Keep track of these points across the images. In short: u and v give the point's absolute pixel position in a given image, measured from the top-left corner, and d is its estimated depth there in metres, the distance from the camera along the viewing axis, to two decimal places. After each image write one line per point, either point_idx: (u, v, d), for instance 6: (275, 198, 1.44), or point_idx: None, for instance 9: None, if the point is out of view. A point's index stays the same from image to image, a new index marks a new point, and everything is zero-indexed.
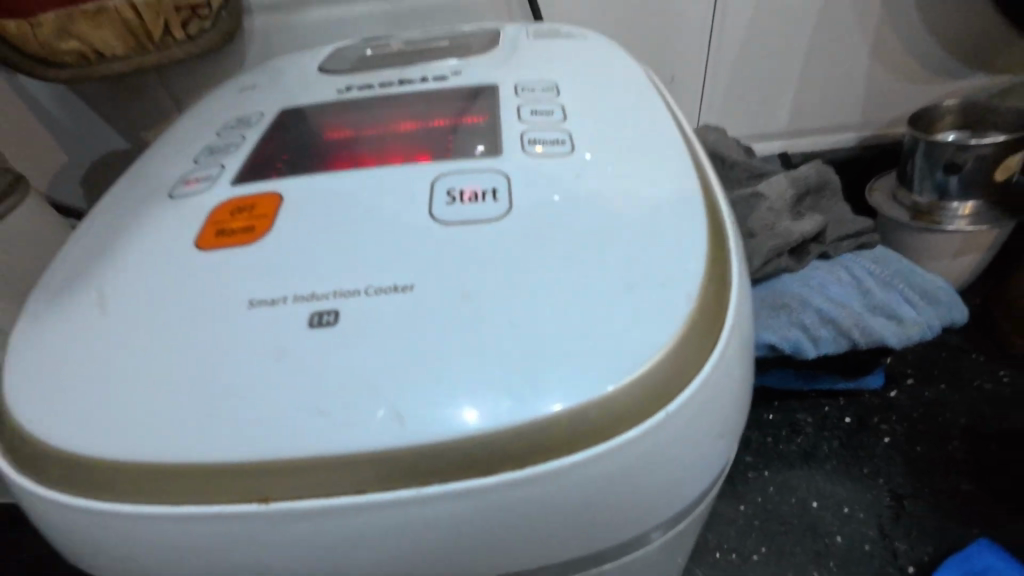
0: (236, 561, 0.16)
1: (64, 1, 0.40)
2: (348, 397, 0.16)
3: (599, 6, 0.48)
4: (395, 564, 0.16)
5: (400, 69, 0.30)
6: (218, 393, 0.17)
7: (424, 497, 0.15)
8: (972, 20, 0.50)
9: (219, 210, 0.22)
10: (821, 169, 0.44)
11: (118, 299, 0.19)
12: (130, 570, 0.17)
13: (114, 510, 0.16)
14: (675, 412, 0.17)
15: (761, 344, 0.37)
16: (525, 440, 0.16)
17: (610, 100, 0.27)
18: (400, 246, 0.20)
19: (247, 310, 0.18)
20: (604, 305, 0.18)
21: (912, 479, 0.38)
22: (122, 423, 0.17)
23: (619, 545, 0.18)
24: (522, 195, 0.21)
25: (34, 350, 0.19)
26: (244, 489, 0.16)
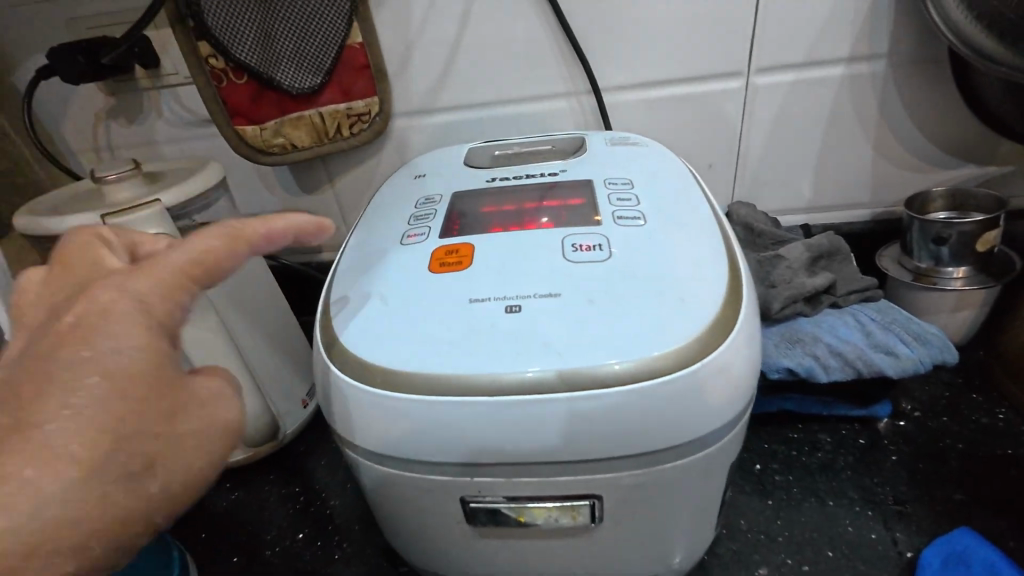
0: (464, 434, 0.30)
1: (281, 113, 0.59)
2: (532, 346, 0.30)
3: (653, 115, 0.64)
4: (553, 443, 0.29)
5: (524, 167, 0.46)
6: (460, 342, 0.31)
7: (573, 399, 0.29)
8: (959, 125, 0.62)
9: (437, 251, 0.37)
10: (833, 238, 0.56)
11: (391, 296, 0.35)
12: (403, 443, 0.31)
13: (404, 402, 0.30)
14: (709, 364, 0.30)
15: (781, 368, 0.48)
16: (629, 371, 0.29)
17: (668, 189, 0.41)
18: (546, 274, 0.34)
19: (469, 302, 0.33)
20: (670, 306, 0.32)
21: (914, 488, 0.47)
22: (408, 357, 0.31)
23: (676, 447, 0.30)
24: (617, 248, 0.35)
25: (343, 324, 0.34)
26: (474, 393, 0.29)
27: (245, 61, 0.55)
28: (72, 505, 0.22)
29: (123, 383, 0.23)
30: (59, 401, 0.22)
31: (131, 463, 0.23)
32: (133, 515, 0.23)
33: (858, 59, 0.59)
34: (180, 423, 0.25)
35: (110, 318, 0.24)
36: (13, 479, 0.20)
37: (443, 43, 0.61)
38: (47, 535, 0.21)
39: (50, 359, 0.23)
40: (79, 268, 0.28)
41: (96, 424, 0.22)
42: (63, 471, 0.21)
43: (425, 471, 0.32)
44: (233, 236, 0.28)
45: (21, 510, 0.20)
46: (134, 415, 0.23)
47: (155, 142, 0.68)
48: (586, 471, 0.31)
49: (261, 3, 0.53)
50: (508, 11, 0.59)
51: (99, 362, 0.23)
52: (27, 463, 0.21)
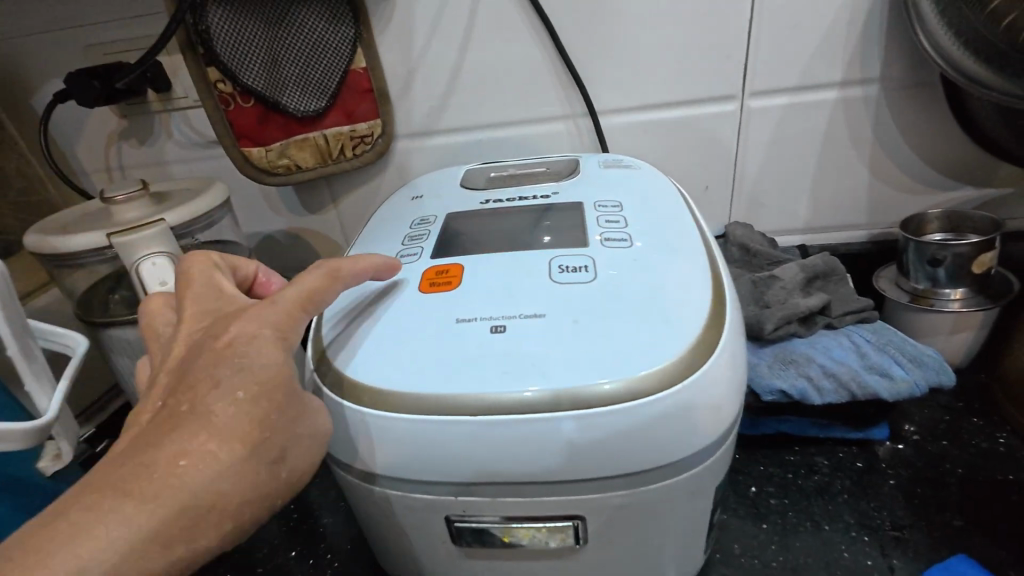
0: (449, 452, 0.30)
1: (285, 135, 0.61)
2: (516, 366, 0.31)
3: (649, 138, 0.65)
4: (536, 463, 0.30)
5: (517, 189, 0.47)
6: (446, 361, 0.32)
7: (556, 419, 0.29)
8: (954, 147, 0.62)
9: (427, 272, 0.38)
10: (828, 259, 0.56)
11: (381, 316, 0.36)
12: (391, 460, 0.31)
13: (391, 420, 0.31)
14: (690, 385, 0.30)
15: (774, 390, 0.48)
16: (610, 392, 0.30)
17: (657, 211, 0.42)
18: (532, 295, 0.35)
19: (456, 322, 0.34)
20: (653, 327, 0.32)
21: (912, 513, 0.46)
22: (395, 376, 0.32)
23: (660, 468, 0.31)
24: (602, 270, 0.36)
25: (345, 360, 0.34)
26: (458, 412, 0.30)
27: (252, 86, 0.57)
28: (219, 487, 0.26)
29: (269, 389, 0.28)
30: (224, 394, 0.27)
31: (269, 453, 0.28)
32: (265, 496, 0.28)
33: (851, 84, 0.60)
34: (303, 423, 0.30)
35: (255, 334, 0.29)
36: (198, 453, 0.26)
37: (444, 68, 0.62)
38: (212, 505, 0.26)
39: (212, 362, 0.28)
40: (205, 292, 0.33)
41: (253, 416, 0.27)
42: (231, 453, 0.26)
43: (410, 488, 0.32)
44: (335, 275, 0.34)
45: (202, 480, 0.25)
46: (276, 414, 0.28)
47: (165, 163, 0.71)
48: (569, 491, 0.31)
49: (268, 31, 0.55)
50: (507, 38, 0.60)
51: (251, 368, 0.28)
52: (207, 441, 0.26)
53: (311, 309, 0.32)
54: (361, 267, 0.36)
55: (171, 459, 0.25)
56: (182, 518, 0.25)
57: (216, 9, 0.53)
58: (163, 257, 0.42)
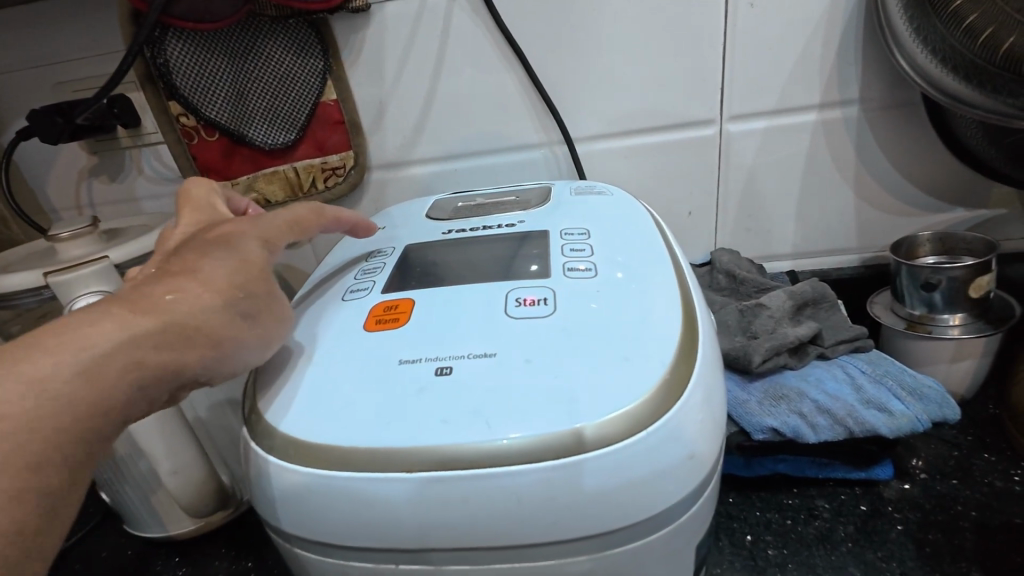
0: (391, 511, 0.27)
1: (254, 168, 0.59)
2: (461, 418, 0.28)
3: (629, 165, 0.63)
4: (488, 521, 0.27)
5: (482, 219, 0.45)
6: (387, 408, 0.29)
7: (505, 472, 0.26)
8: (943, 168, 0.61)
9: (377, 308, 0.36)
10: (817, 285, 0.54)
11: (321, 358, 0.33)
12: (328, 520, 0.28)
13: (325, 474, 0.28)
14: (656, 430, 0.27)
15: (765, 428, 0.44)
16: (560, 444, 0.27)
17: (624, 238, 0.40)
18: (485, 332, 0.32)
19: (400, 364, 0.31)
20: (615, 368, 0.29)
21: (923, 563, 0.42)
22: (334, 425, 0.29)
23: (631, 526, 0.27)
24: (562, 303, 0.34)
25: (283, 397, 0.32)
26: (395, 467, 0.27)
27: (215, 119, 0.55)
28: (205, 321, 0.28)
29: (252, 263, 0.32)
30: (215, 259, 0.30)
31: (247, 310, 0.30)
32: (238, 348, 0.30)
33: (830, 105, 0.58)
34: (277, 300, 0.32)
35: (245, 227, 0.33)
36: (185, 292, 0.28)
37: (416, 98, 0.61)
38: (196, 333, 0.28)
39: (203, 241, 0.32)
40: (202, 206, 0.36)
41: (237, 278, 0.30)
42: (216, 300, 0.29)
43: (350, 558, 0.29)
44: (320, 213, 0.39)
45: (186, 311, 0.28)
46: (255, 283, 0.31)
47: (136, 200, 0.69)
48: (530, 557, 0.28)
49: (232, 64, 0.54)
50: (479, 66, 0.59)
51: (240, 247, 0.32)
52: (196, 287, 0.29)
53: (297, 230, 0.36)
54: (339, 217, 0.41)
55: (160, 292, 0.28)
56: (164, 335, 0.27)
57: (175, 42, 0.52)
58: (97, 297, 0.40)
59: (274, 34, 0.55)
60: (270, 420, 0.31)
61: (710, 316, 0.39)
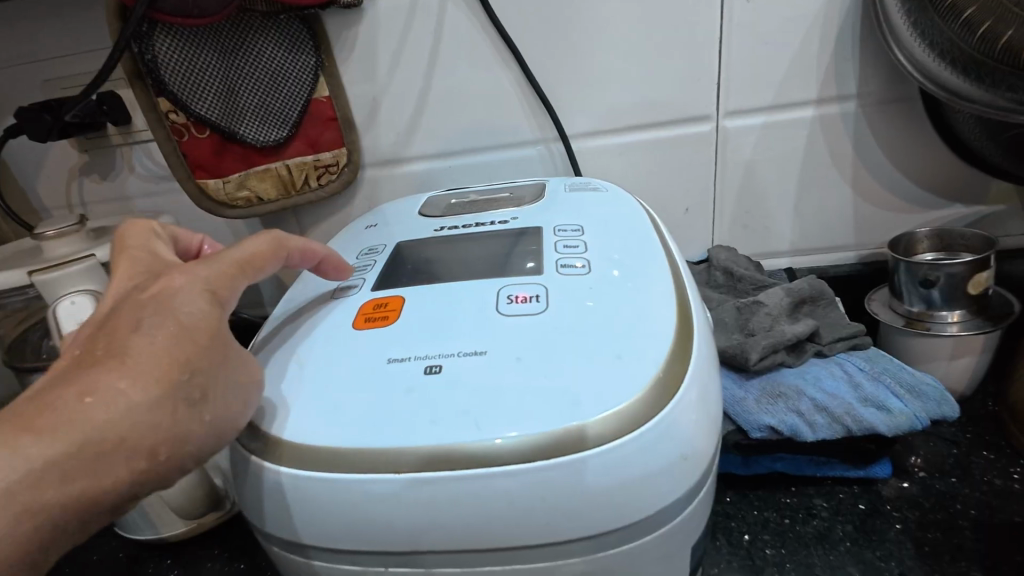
0: (380, 512, 0.27)
1: (245, 166, 0.59)
2: (451, 418, 0.27)
3: (625, 162, 0.63)
4: (478, 522, 0.26)
5: (476, 215, 0.45)
6: (376, 407, 0.29)
7: (496, 472, 0.26)
8: (941, 164, 0.60)
9: (367, 306, 0.36)
10: (815, 282, 0.53)
11: (310, 357, 0.33)
12: (316, 523, 0.28)
13: (313, 475, 0.27)
14: (650, 429, 0.27)
15: (762, 426, 0.44)
16: (552, 442, 0.26)
17: (618, 235, 0.39)
18: (477, 329, 0.32)
19: (389, 362, 0.31)
20: (609, 366, 0.29)
21: (923, 562, 0.41)
22: (322, 425, 0.29)
23: (624, 526, 0.27)
24: (555, 300, 0.33)
25: (270, 397, 0.31)
26: (384, 468, 0.27)
27: (205, 116, 0.55)
28: (134, 424, 0.24)
29: (194, 331, 0.27)
30: (147, 334, 0.26)
31: (191, 393, 0.26)
32: (189, 438, 0.26)
33: (827, 101, 0.58)
34: (227, 369, 0.28)
35: (183, 282, 0.28)
36: (106, 389, 0.24)
37: (410, 94, 0.60)
38: (121, 443, 0.24)
39: (134, 307, 0.27)
40: (139, 255, 0.32)
41: (175, 355, 0.26)
42: (145, 393, 0.24)
43: (339, 561, 0.29)
44: (278, 247, 0.34)
45: (109, 417, 0.23)
46: (198, 357, 0.26)
47: (127, 198, 0.68)
48: (522, 558, 0.27)
49: (222, 60, 0.54)
50: (474, 62, 0.59)
51: (175, 310, 0.27)
52: (120, 380, 0.24)
53: (251, 270, 0.32)
54: (303, 248, 0.37)
55: (76, 395, 0.23)
56: (86, 452, 0.23)
57: (164, 38, 0.51)
58: (84, 295, 0.40)
59: (264, 29, 0.54)
60: (257, 420, 0.30)
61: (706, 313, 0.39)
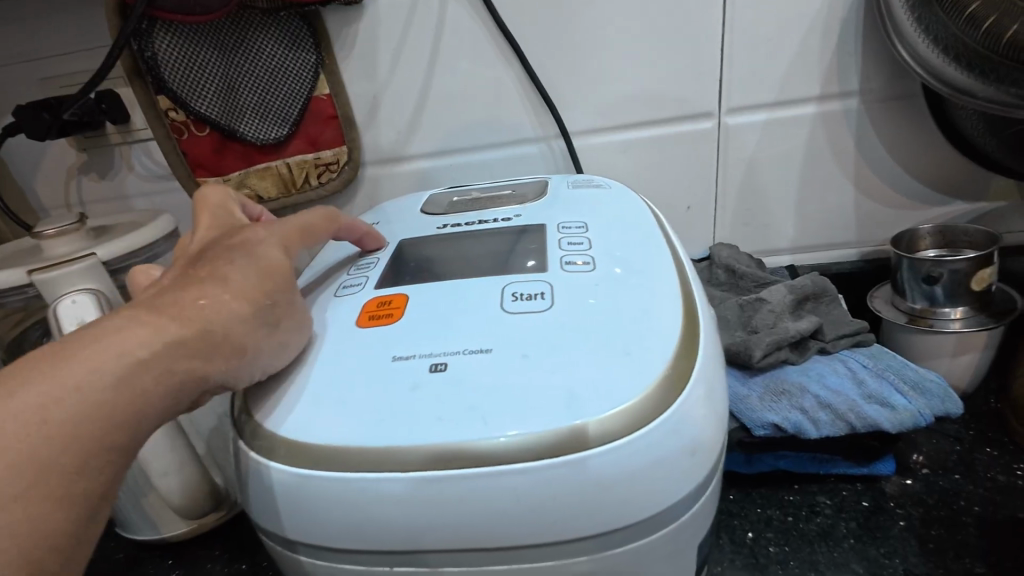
0: (385, 511, 0.26)
1: (246, 164, 0.58)
2: (456, 416, 0.27)
3: (627, 159, 0.62)
4: (484, 520, 0.26)
5: (478, 213, 0.45)
6: (380, 406, 0.28)
7: (501, 470, 0.26)
8: (943, 161, 0.60)
9: (370, 304, 0.35)
10: (818, 279, 0.53)
11: (313, 355, 0.33)
12: (320, 522, 0.27)
13: (317, 474, 0.27)
14: (657, 426, 0.27)
15: (767, 423, 0.44)
16: (557, 441, 0.26)
17: (622, 231, 0.39)
18: (481, 327, 0.32)
19: (393, 360, 0.31)
20: (615, 364, 0.29)
21: (927, 559, 0.41)
22: (326, 423, 0.28)
23: (631, 524, 0.27)
24: (559, 297, 0.33)
25: (273, 396, 0.31)
26: (389, 466, 0.26)
27: (206, 114, 0.54)
28: (230, 330, 0.28)
29: (280, 266, 0.31)
30: (244, 263, 0.30)
31: (273, 316, 0.30)
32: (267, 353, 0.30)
33: (829, 97, 0.58)
34: (299, 305, 0.32)
35: (266, 231, 0.33)
36: (214, 297, 0.28)
37: (411, 92, 0.60)
38: (216, 346, 0.27)
39: (229, 244, 0.31)
40: (217, 209, 0.36)
41: (263, 285, 0.30)
42: (242, 305, 0.28)
43: (343, 561, 0.28)
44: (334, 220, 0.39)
45: (217, 318, 0.27)
46: (281, 287, 0.31)
47: (126, 197, 0.68)
48: (526, 557, 0.27)
49: (222, 57, 0.53)
50: (475, 60, 0.58)
51: (263, 250, 0.32)
52: (223, 293, 0.28)
53: (312, 235, 0.36)
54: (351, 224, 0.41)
55: (190, 298, 0.27)
56: (200, 341, 0.27)
57: (164, 36, 0.51)
58: (86, 295, 0.39)
59: (264, 27, 0.54)
60: (259, 420, 0.30)
61: (712, 311, 0.38)
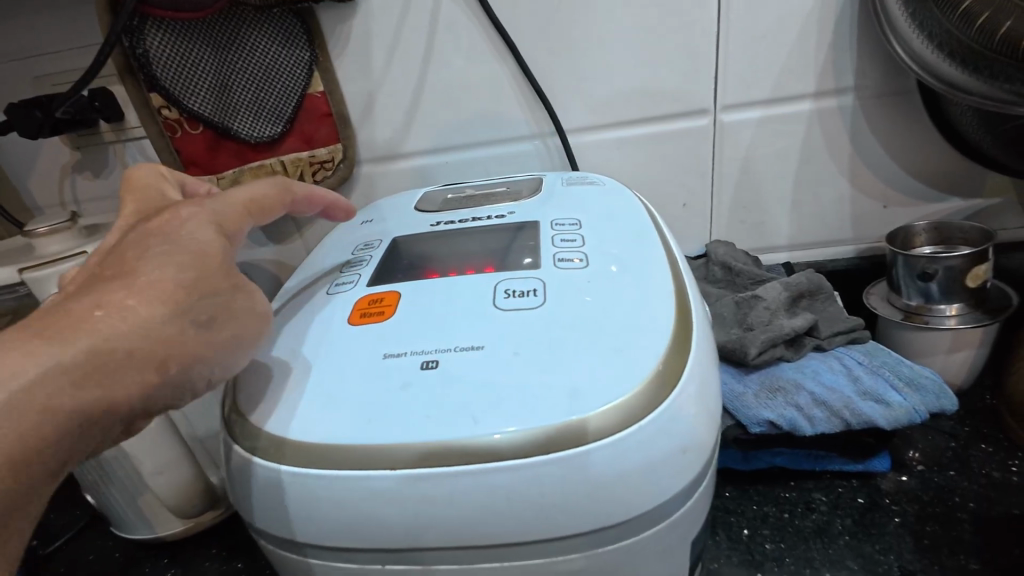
0: (376, 509, 0.26)
1: (239, 163, 0.58)
2: (447, 414, 0.27)
3: (622, 157, 0.62)
4: (476, 518, 0.26)
5: (472, 210, 0.44)
6: (371, 403, 0.28)
7: (494, 468, 0.26)
8: (939, 157, 0.60)
9: (363, 301, 0.35)
10: (813, 276, 0.53)
11: (305, 353, 0.33)
12: (312, 520, 0.27)
13: (308, 472, 0.27)
14: (649, 423, 0.27)
15: (762, 421, 0.44)
16: (549, 439, 0.26)
17: (616, 228, 0.39)
18: (474, 324, 0.32)
19: (385, 358, 0.31)
20: (608, 361, 0.28)
21: (922, 556, 0.41)
22: (318, 421, 0.28)
23: (624, 521, 0.27)
24: (552, 294, 0.33)
25: (264, 395, 0.31)
26: (380, 463, 0.26)
27: (198, 111, 0.54)
28: (143, 336, 0.25)
29: (205, 257, 0.29)
30: (155, 259, 0.27)
31: (201, 313, 0.28)
32: (199, 357, 0.28)
33: (825, 94, 0.58)
34: (236, 296, 0.30)
35: (193, 214, 0.30)
36: (116, 304, 0.25)
37: (406, 89, 0.60)
38: (129, 357, 0.25)
39: (144, 237, 0.29)
40: (150, 197, 0.34)
41: (180, 279, 0.27)
42: (151, 308, 0.26)
43: (336, 559, 0.28)
44: (284, 189, 0.36)
45: (121, 328, 0.25)
46: (207, 279, 0.28)
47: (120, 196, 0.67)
48: (519, 555, 0.27)
49: (214, 55, 0.53)
50: (470, 57, 0.58)
51: (183, 238, 0.29)
52: (127, 297, 0.26)
53: (257, 211, 0.34)
54: (309, 194, 0.39)
55: (87, 309, 0.25)
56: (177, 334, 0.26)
57: (155, 32, 0.51)
58: None
59: (257, 24, 0.54)
60: (251, 418, 0.30)
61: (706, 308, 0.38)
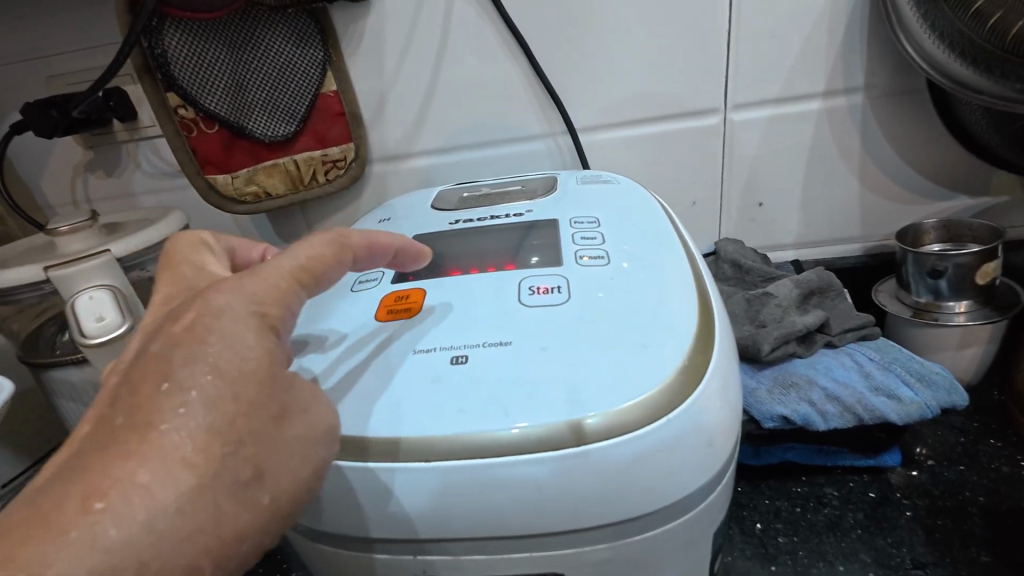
0: (409, 502, 0.27)
1: (253, 161, 0.59)
2: (475, 407, 0.28)
3: (632, 155, 0.63)
4: (504, 508, 0.26)
5: (490, 209, 0.45)
6: (403, 398, 0.29)
7: (521, 459, 0.26)
8: (948, 156, 0.61)
9: (387, 298, 0.36)
10: (822, 273, 0.54)
11: (331, 348, 0.33)
12: (345, 513, 0.28)
13: (341, 465, 0.28)
14: (674, 418, 0.27)
15: (775, 416, 0.44)
16: (575, 431, 0.26)
17: (633, 226, 0.40)
18: (499, 320, 0.32)
19: (414, 353, 0.31)
20: (632, 357, 0.29)
21: (933, 549, 0.42)
22: (349, 414, 0.29)
23: (649, 512, 0.27)
24: (575, 291, 0.34)
25: None
26: (413, 456, 0.27)
27: (214, 112, 0.54)
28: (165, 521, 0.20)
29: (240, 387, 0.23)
30: (176, 405, 0.22)
31: (239, 470, 0.23)
32: (240, 530, 0.23)
33: (834, 93, 0.58)
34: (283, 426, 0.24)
35: (223, 309, 0.25)
36: (124, 489, 0.20)
37: (420, 88, 0.60)
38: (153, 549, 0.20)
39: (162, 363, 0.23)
40: (185, 275, 0.28)
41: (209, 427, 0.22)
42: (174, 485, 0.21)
43: (368, 550, 0.29)
44: (339, 248, 0.30)
45: (132, 524, 0.20)
46: (245, 421, 0.23)
47: (133, 194, 0.68)
48: (548, 546, 0.27)
49: (231, 55, 0.53)
50: (483, 57, 0.59)
51: (214, 356, 0.23)
52: (140, 472, 0.20)
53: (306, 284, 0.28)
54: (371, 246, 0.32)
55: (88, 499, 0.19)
56: None
57: (173, 33, 0.51)
58: (102, 290, 0.39)
59: (272, 24, 0.54)
60: None
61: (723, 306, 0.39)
